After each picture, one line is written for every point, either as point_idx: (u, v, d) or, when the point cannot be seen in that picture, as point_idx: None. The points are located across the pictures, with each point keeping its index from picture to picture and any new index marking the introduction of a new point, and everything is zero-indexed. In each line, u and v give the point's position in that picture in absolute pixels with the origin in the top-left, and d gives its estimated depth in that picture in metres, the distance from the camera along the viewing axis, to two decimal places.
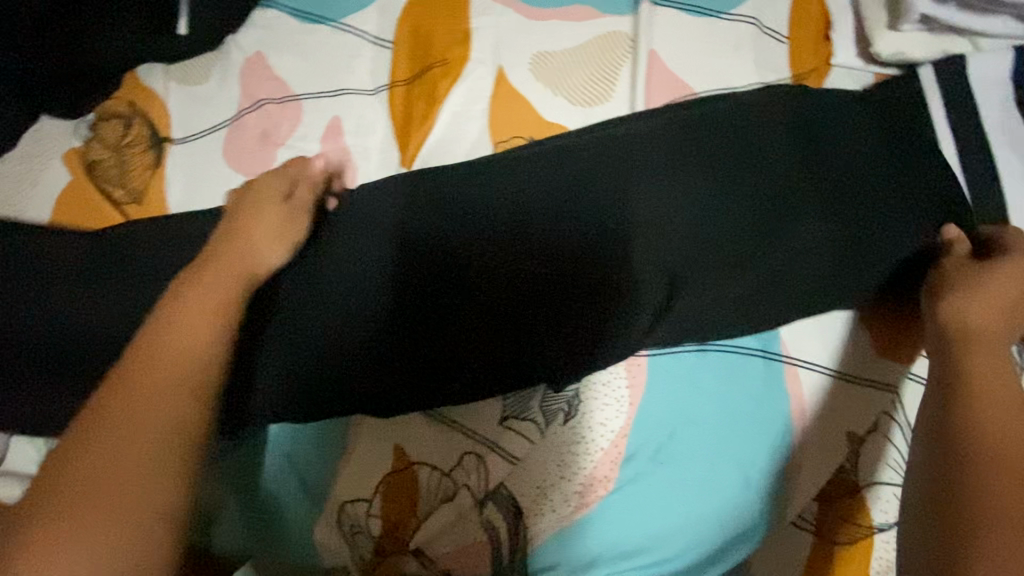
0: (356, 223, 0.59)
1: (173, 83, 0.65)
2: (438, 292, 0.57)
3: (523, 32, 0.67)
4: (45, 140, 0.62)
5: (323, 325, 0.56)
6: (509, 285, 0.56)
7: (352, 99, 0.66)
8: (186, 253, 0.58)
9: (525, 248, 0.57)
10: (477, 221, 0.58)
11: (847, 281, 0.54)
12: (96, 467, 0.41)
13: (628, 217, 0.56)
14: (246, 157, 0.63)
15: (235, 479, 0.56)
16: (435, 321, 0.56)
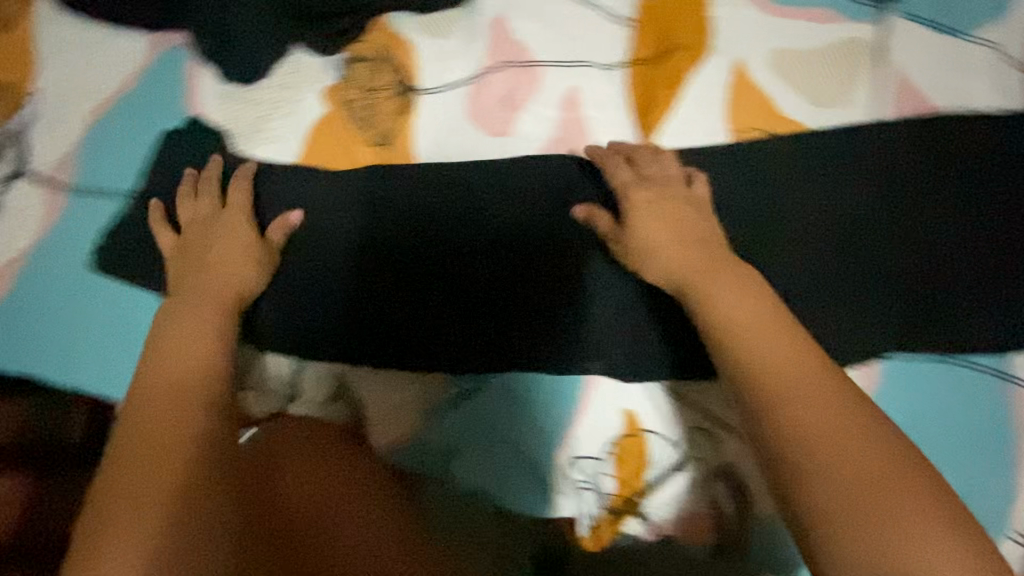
0: (374, 203, 0.61)
1: (419, 33, 0.65)
2: (404, 283, 0.59)
3: (765, 26, 0.66)
4: (299, 73, 0.64)
5: (329, 301, 0.59)
6: (403, 289, 0.59)
7: (592, 70, 0.66)
8: (446, 206, 0.60)
9: (517, 269, 0.58)
10: (442, 225, 0.60)
11: (654, 344, 0.57)
12: (152, 466, 0.41)
13: (805, 244, 0.62)
14: (490, 117, 0.64)
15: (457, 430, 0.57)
16: (385, 315, 0.59)
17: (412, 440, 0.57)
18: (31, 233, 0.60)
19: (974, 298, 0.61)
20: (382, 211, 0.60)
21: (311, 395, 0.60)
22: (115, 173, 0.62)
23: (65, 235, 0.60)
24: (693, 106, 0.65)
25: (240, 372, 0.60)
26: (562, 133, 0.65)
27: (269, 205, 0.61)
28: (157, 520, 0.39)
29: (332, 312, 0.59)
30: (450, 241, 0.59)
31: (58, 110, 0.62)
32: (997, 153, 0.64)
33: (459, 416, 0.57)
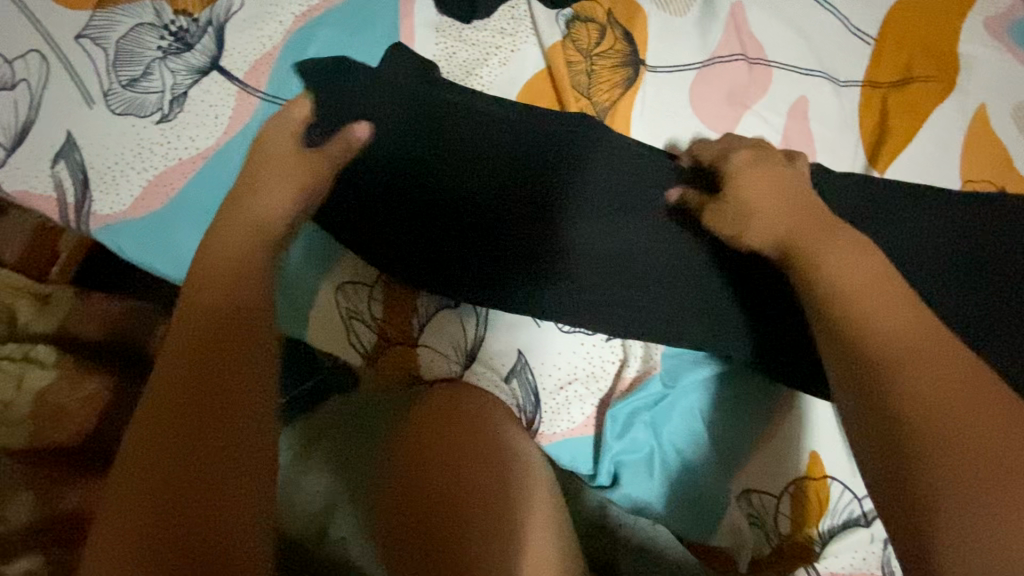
0: (432, 112, 0.54)
1: (654, 4, 0.60)
2: (433, 189, 0.53)
3: (1013, 76, 0.62)
4: (521, 20, 0.59)
5: (383, 201, 0.53)
6: (434, 195, 0.53)
7: (824, 82, 0.62)
8: (651, 161, 0.54)
9: (469, 167, 0.53)
10: (472, 146, 0.53)
11: (800, 363, 0.50)
12: (173, 449, 0.32)
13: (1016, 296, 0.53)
14: (714, 109, 0.59)
15: (640, 434, 0.53)
16: (408, 216, 0.53)
17: (595, 434, 0.53)
18: (211, 136, 0.55)
19: None
20: (413, 107, 0.54)
21: (440, 346, 0.53)
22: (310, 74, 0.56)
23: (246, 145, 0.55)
24: (928, 142, 0.60)
25: (374, 306, 0.54)
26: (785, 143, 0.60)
27: (441, 122, 0.53)
28: (148, 517, 0.30)
29: (490, 249, 0.52)
30: (464, 160, 0.53)
31: (262, 8, 0.57)
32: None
33: (647, 418, 0.53)
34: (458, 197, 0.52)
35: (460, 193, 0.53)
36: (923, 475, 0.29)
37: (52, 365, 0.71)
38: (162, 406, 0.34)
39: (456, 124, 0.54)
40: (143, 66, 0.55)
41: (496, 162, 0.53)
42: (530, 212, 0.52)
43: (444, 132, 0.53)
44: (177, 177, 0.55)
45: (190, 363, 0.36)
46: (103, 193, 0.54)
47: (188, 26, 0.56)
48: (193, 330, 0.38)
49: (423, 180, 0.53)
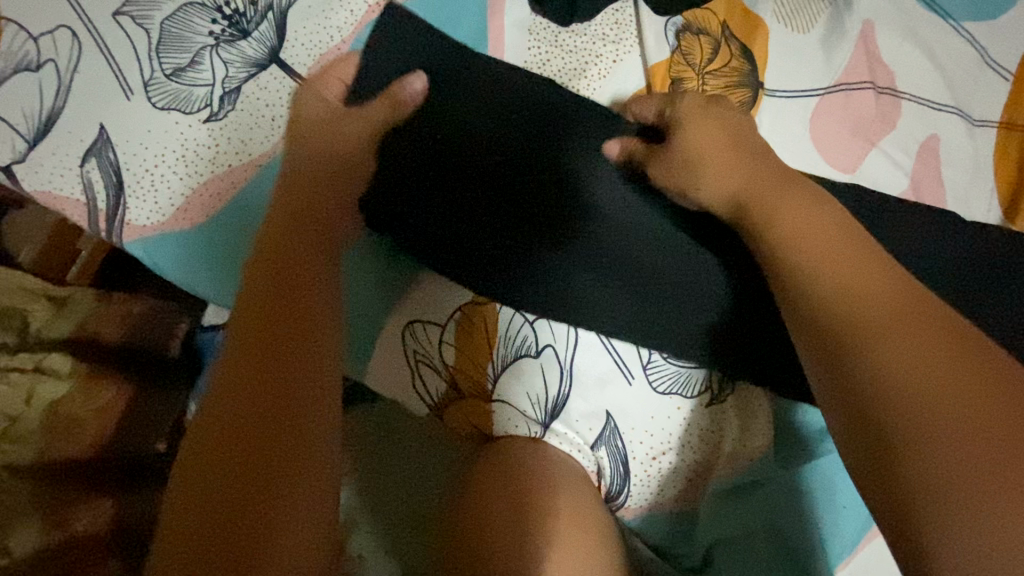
0: (444, 76, 0.48)
1: (778, 20, 0.53)
2: (447, 158, 0.47)
3: None
4: (626, 28, 0.51)
5: (419, 178, 0.47)
6: (451, 161, 0.47)
7: (958, 120, 0.54)
8: None
9: (473, 135, 0.47)
10: (476, 110, 0.48)
11: None
12: (243, 400, 0.36)
13: None
14: (837, 144, 0.52)
15: (748, 519, 0.47)
16: (429, 187, 0.47)
17: (699, 516, 0.47)
18: (267, 142, 0.48)
19: None
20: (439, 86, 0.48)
21: (515, 404, 0.46)
22: None
23: None
24: None
25: (446, 353, 0.47)
26: (912, 187, 0.53)
27: (455, 92, 0.48)
28: (213, 478, 0.33)
29: (498, 229, 0.47)
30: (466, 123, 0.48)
31: None
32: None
33: (755, 502, 0.47)
34: (467, 166, 0.47)
35: (466, 162, 0.47)
36: (914, 478, 0.28)
37: (66, 376, 0.64)
38: (241, 355, 0.37)
39: (463, 89, 0.48)
40: (191, 53, 0.48)
41: (498, 130, 0.47)
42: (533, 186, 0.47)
43: (453, 98, 0.48)
44: (225, 187, 0.48)
45: (268, 311, 0.39)
46: (139, 199, 0.47)
47: (244, 8, 0.48)
48: (268, 278, 0.40)
49: (441, 151, 0.47)
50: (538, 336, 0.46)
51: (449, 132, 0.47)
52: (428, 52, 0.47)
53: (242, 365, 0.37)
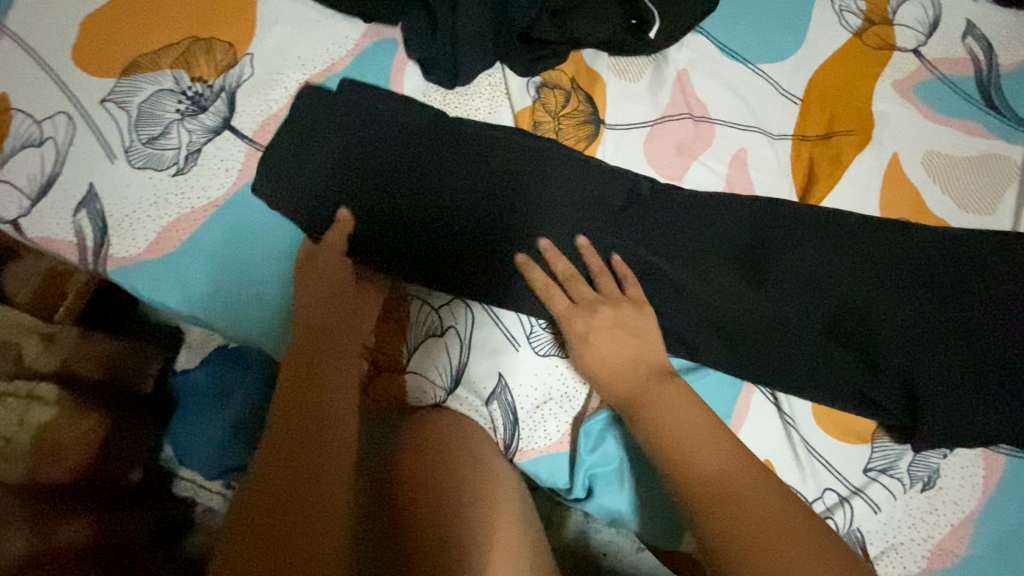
0: (370, 131, 0.62)
1: (613, 74, 0.70)
2: (398, 181, 0.61)
3: (919, 130, 0.73)
4: (497, 87, 0.68)
5: (370, 195, 0.61)
6: (403, 183, 0.61)
7: (761, 136, 0.71)
8: (576, 179, 0.63)
9: (420, 163, 0.62)
10: (423, 145, 0.62)
11: (727, 371, 0.61)
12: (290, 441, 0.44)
13: (924, 320, 0.61)
14: (666, 159, 0.68)
15: (603, 453, 0.58)
16: (385, 200, 0.61)
17: (562, 454, 0.59)
18: (222, 187, 0.61)
19: None
20: (367, 142, 0.62)
21: (423, 372, 0.59)
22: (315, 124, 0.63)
23: (253, 194, 0.62)
24: (852, 184, 0.69)
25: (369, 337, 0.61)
26: (729, 188, 0.68)
27: (391, 132, 0.62)
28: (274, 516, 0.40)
29: (442, 230, 0.61)
30: (414, 154, 0.62)
31: (269, 77, 0.65)
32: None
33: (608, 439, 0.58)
34: (415, 184, 0.61)
35: (410, 182, 0.61)
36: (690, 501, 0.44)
37: (52, 401, 0.74)
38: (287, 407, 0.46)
39: (407, 131, 0.63)
40: (163, 125, 0.62)
41: (440, 159, 0.62)
42: (470, 196, 0.61)
43: (392, 139, 0.62)
44: (188, 222, 0.61)
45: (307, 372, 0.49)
46: (120, 238, 0.60)
47: (203, 90, 0.64)
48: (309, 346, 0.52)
49: (388, 177, 0.61)
50: (442, 321, 0.60)
51: (390, 164, 0.62)
52: (348, 115, 0.62)
53: (288, 429, 0.45)
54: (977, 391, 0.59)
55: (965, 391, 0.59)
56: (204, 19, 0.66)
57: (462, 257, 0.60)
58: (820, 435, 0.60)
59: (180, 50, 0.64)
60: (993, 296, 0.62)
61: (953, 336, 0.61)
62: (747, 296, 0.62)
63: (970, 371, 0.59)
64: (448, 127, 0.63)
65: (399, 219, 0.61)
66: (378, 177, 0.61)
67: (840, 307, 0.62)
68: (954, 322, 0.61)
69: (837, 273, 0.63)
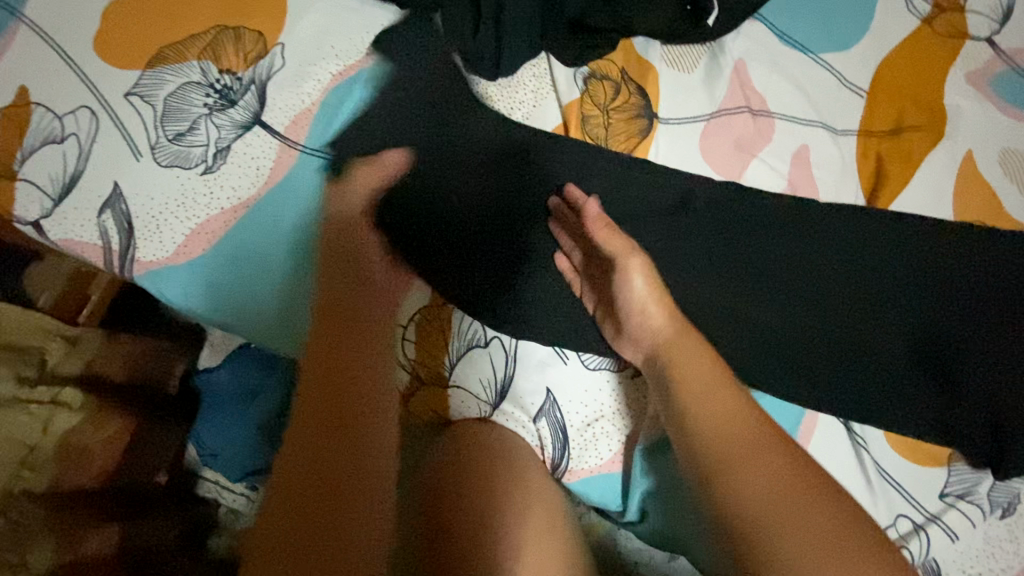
0: (425, 148, 0.61)
1: (666, 64, 0.65)
2: (452, 201, 0.60)
3: (994, 125, 0.67)
4: (542, 78, 0.64)
5: (425, 216, 0.60)
6: (454, 203, 0.60)
7: (824, 132, 0.66)
8: (632, 180, 0.61)
9: (475, 184, 0.60)
10: (478, 164, 0.61)
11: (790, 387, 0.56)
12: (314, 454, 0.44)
13: (1003, 332, 0.57)
14: (723, 157, 0.64)
15: (656, 471, 0.55)
16: (439, 222, 0.60)
17: (613, 472, 0.55)
18: (253, 186, 0.58)
19: None
20: (420, 161, 0.61)
21: (467, 388, 0.55)
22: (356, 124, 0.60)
23: (290, 194, 0.59)
24: (922, 183, 0.64)
25: (409, 347, 0.56)
26: (790, 188, 0.64)
27: (446, 150, 0.61)
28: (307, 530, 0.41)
29: (496, 252, 0.59)
30: (468, 174, 0.61)
31: (302, 68, 0.61)
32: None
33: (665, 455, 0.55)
34: (468, 203, 0.60)
35: (464, 199, 0.60)
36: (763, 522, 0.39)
37: (77, 407, 0.72)
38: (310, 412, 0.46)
39: (464, 148, 0.61)
40: (189, 121, 0.59)
41: (496, 178, 0.60)
42: (526, 217, 0.60)
43: (447, 157, 0.61)
44: (218, 225, 0.57)
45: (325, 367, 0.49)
46: (146, 240, 0.57)
47: (232, 83, 0.60)
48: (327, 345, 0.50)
49: (442, 197, 0.60)
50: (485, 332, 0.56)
51: (444, 182, 0.60)
52: (400, 127, 0.62)
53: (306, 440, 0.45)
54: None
55: None
56: (231, 6, 0.62)
57: (514, 277, 0.58)
58: (891, 456, 0.56)
59: (207, 40, 0.61)
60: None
61: None
62: (809, 305, 0.58)
63: None
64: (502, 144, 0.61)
65: (454, 239, 0.59)
66: (430, 197, 0.60)
67: (914, 316, 0.58)
68: None
69: (905, 282, 0.58)
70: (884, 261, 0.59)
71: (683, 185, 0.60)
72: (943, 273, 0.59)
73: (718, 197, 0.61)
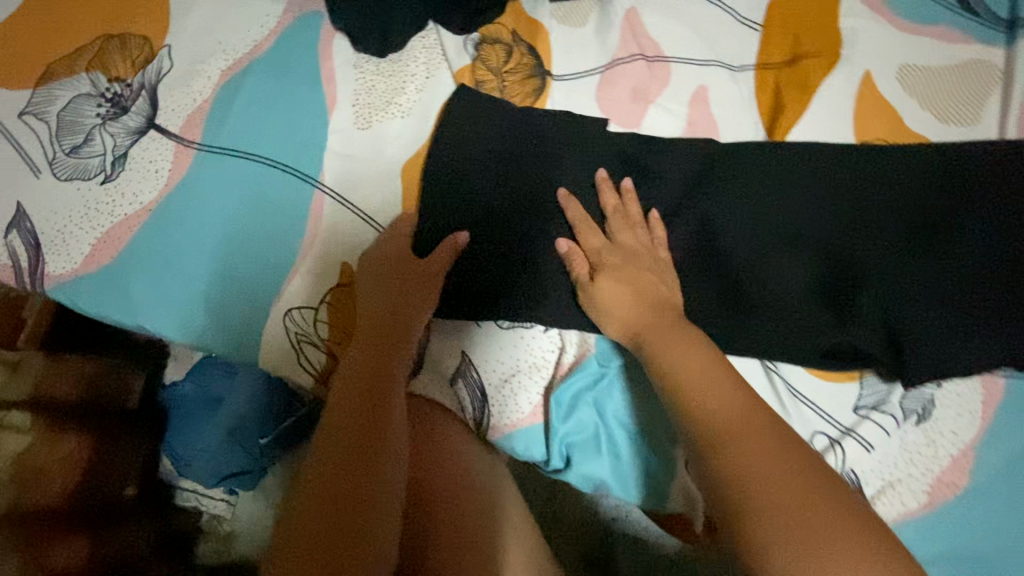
0: (319, 131, 0.61)
1: (556, 22, 0.66)
2: (353, 181, 0.60)
3: (891, 43, 0.67)
4: (433, 49, 0.64)
5: (328, 196, 0.59)
6: (355, 183, 0.60)
7: (721, 69, 0.66)
8: (527, 134, 0.59)
9: (375, 162, 0.60)
10: (375, 142, 0.61)
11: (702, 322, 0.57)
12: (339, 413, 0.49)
13: (904, 241, 0.57)
14: (620, 107, 0.64)
15: (578, 418, 0.55)
16: (345, 201, 0.60)
17: (534, 425, 0.56)
18: (154, 190, 0.58)
19: None
20: (317, 144, 0.60)
21: None
22: (248, 115, 0.60)
23: (187, 193, 0.59)
24: (819, 109, 0.64)
25: (322, 328, 0.58)
26: (689, 130, 0.64)
27: (341, 130, 0.61)
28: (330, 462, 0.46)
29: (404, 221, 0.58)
30: (370, 152, 0.61)
31: (190, 68, 0.61)
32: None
33: (583, 402, 0.56)
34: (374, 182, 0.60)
35: (364, 177, 0.60)
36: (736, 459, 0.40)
37: (27, 429, 0.73)
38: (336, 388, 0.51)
39: (361, 127, 0.61)
40: (84, 132, 0.59)
41: (395, 154, 0.61)
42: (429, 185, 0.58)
43: (342, 138, 0.61)
44: (122, 231, 0.58)
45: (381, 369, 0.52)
46: (56, 255, 0.58)
47: (123, 91, 0.60)
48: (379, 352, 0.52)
49: (342, 178, 0.60)
50: None
51: (344, 162, 0.60)
52: (291, 114, 0.61)
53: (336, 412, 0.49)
54: (971, 318, 0.55)
55: (955, 315, 0.55)
56: (115, 15, 0.62)
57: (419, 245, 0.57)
58: (803, 377, 0.57)
59: (94, 51, 0.61)
60: (980, 215, 0.57)
61: (939, 254, 0.56)
62: (714, 240, 0.58)
63: (961, 292, 0.55)
64: (399, 121, 0.61)
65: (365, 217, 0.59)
66: (329, 179, 0.60)
67: (816, 238, 0.58)
68: (940, 244, 0.57)
69: (810, 204, 0.58)
70: (782, 188, 0.59)
71: (578, 136, 0.60)
72: (844, 198, 0.59)
73: (618, 143, 0.60)
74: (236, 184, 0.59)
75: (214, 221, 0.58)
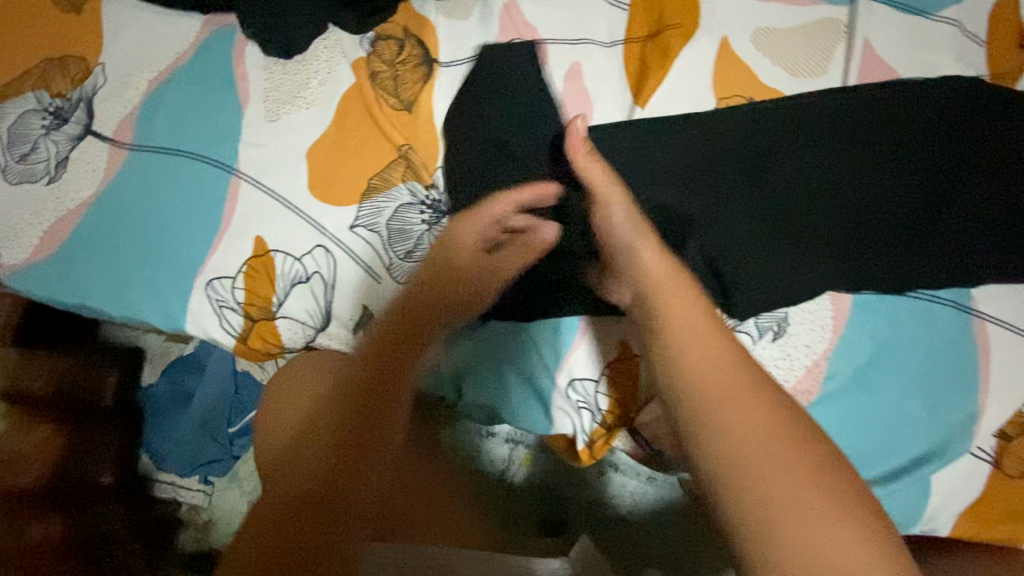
0: (233, 125, 0.69)
1: (442, 16, 0.74)
2: (264, 166, 0.68)
3: (746, 8, 0.74)
4: (333, 47, 0.72)
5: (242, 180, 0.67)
6: (265, 167, 0.68)
7: (592, 45, 0.74)
8: None
9: (283, 148, 0.69)
10: (282, 131, 0.69)
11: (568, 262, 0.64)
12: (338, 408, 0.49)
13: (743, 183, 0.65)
14: None
15: (466, 359, 0.66)
16: (255, 181, 0.68)
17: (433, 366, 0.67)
18: (92, 186, 0.67)
19: (934, 232, 0.63)
20: (232, 137, 0.69)
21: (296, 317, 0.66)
22: (170, 116, 0.69)
23: (119, 186, 0.67)
24: (680, 73, 0.72)
25: (237, 292, 0.66)
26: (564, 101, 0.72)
27: (253, 123, 0.69)
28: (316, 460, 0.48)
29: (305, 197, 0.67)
30: (278, 140, 0.69)
31: (121, 80, 0.70)
32: (943, 109, 0.67)
33: (468, 347, 0.66)
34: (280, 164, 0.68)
35: (273, 161, 0.68)
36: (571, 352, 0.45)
37: None
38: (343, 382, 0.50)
39: (270, 119, 0.69)
40: (31, 142, 0.68)
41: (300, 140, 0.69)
42: None
43: (254, 130, 0.69)
44: (65, 223, 0.66)
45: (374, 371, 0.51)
46: (11, 247, 0.66)
47: (63, 104, 0.69)
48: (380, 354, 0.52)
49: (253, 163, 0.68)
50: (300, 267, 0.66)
51: (255, 151, 0.68)
52: (208, 112, 0.69)
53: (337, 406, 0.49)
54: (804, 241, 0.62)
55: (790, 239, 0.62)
56: (55, 41, 0.71)
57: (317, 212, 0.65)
58: None
59: (38, 72, 0.70)
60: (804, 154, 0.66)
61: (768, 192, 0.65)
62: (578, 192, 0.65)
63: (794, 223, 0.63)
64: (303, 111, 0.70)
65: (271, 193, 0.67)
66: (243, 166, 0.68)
67: (669, 184, 0.65)
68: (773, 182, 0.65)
69: (662, 158, 0.66)
70: (640, 144, 0.67)
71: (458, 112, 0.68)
72: (693, 151, 0.66)
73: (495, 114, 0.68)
74: (162, 176, 0.67)
75: (144, 208, 0.67)
